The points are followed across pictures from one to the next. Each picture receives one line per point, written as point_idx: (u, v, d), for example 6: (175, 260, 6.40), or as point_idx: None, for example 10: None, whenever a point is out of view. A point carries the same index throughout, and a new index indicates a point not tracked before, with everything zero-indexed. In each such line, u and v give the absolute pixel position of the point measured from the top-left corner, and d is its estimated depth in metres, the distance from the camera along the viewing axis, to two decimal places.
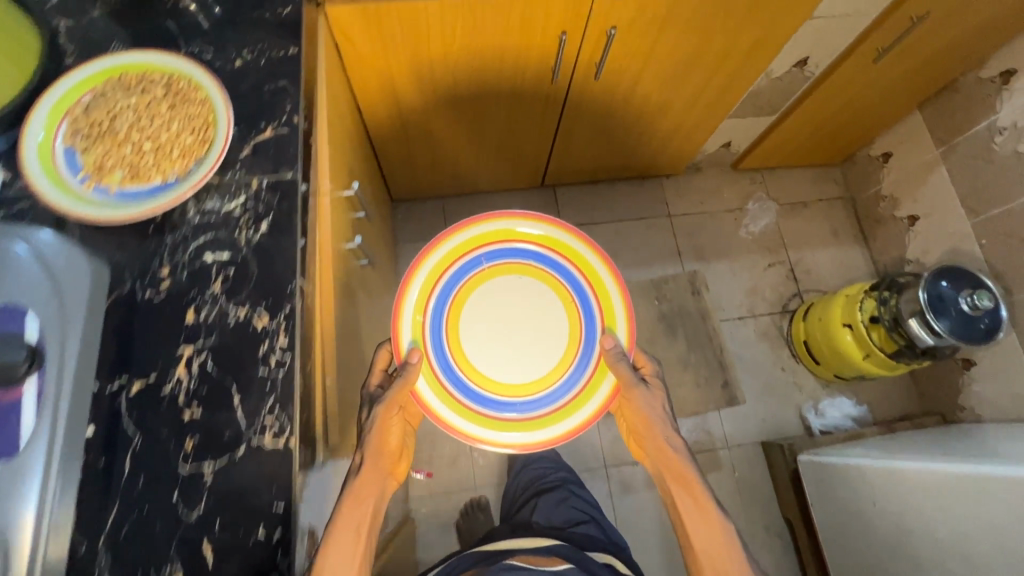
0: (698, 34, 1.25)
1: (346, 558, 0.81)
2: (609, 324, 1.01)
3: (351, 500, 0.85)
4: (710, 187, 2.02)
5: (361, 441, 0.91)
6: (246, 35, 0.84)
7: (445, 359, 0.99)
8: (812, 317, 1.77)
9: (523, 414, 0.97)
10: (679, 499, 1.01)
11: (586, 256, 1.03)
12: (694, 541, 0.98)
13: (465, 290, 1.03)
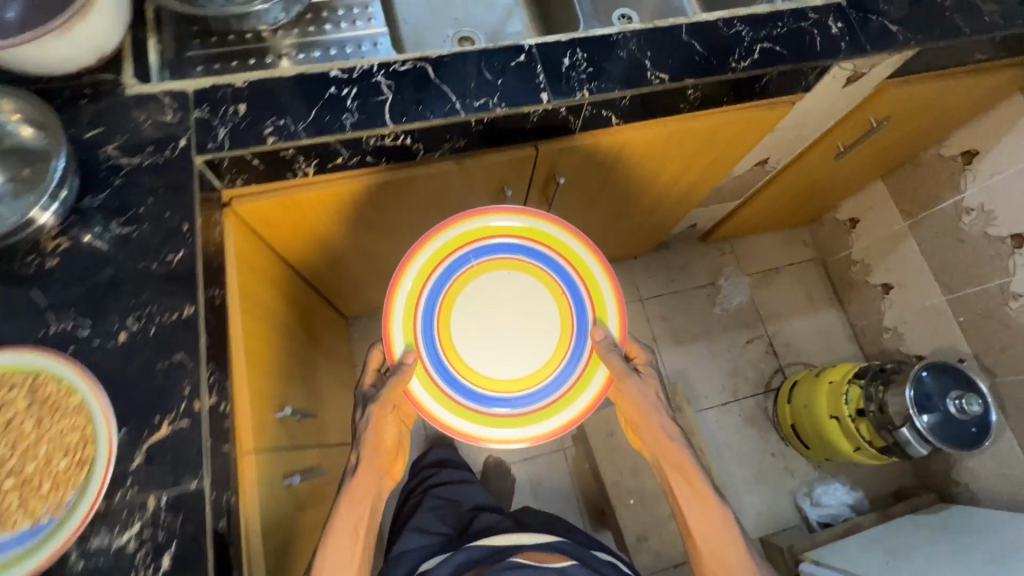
0: (652, 164, 1.17)
1: (347, 553, 0.84)
2: (600, 313, 0.94)
3: (350, 500, 0.86)
4: (680, 263, 1.94)
5: (359, 444, 0.89)
6: (129, 296, 0.70)
7: (438, 356, 0.91)
8: (796, 402, 1.70)
9: (518, 410, 0.91)
10: (679, 493, 0.94)
11: (577, 246, 0.95)
12: (697, 535, 0.93)
13: (456, 284, 0.94)
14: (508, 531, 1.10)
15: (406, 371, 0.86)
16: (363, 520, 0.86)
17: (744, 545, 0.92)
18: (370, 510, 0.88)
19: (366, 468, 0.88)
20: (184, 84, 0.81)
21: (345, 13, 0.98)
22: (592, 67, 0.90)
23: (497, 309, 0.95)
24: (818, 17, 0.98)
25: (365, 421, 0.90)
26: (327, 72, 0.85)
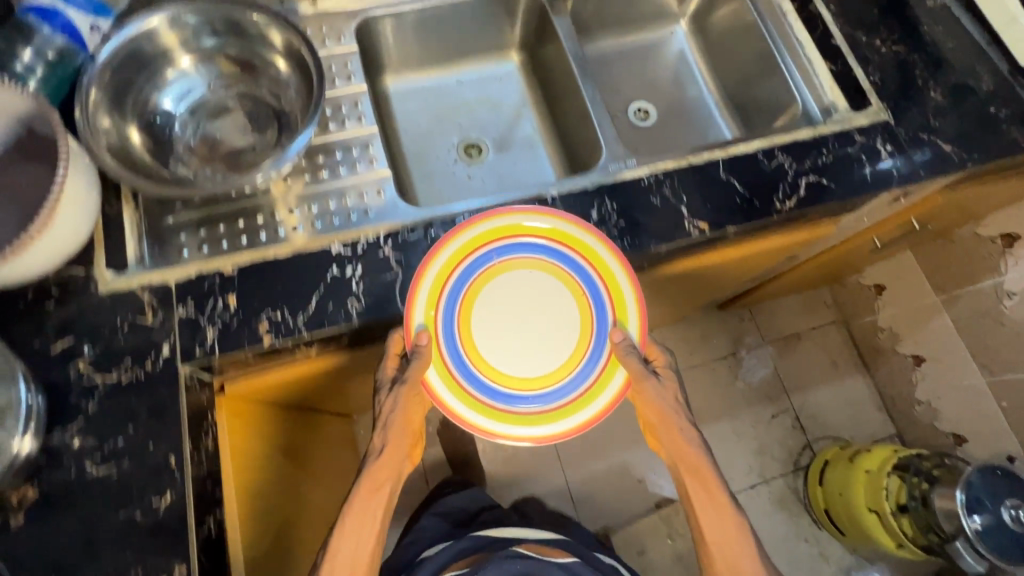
0: (680, 289, 1.05)
1: (354, 553, 0.71)
2: (617, 323, 0.77)
3: (361, 500, 0.72)
4: (698, 334, 1.85)
5: (383, 430, 0.74)
6: (109, 559, 0.61)
7: (454, 342, 0.75)
8: (829, 485, 1.62)
9: (531, 406, 0.75)
10: (702, 511, 0.79)
11: (598, 244, 0.77)
12: (718, 556, 0.78)
13: (478, 279, 0.77)
14: (507, 524, 1.07)
15: (418, 361, 0.71)
16: (372, 517, 0.72)
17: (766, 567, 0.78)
18: (386, 504, 0.74)
19: (386, 455, 0.74)
20: (165, 274, 0.71)
21: (344, 154, 0.87)
22: (622, 217, 0.82)
23: (521, 294, 0.78)
24: (865, 139, 0.89)
25: (388, 400, 0.73)
26: (329, 247, 0.76)
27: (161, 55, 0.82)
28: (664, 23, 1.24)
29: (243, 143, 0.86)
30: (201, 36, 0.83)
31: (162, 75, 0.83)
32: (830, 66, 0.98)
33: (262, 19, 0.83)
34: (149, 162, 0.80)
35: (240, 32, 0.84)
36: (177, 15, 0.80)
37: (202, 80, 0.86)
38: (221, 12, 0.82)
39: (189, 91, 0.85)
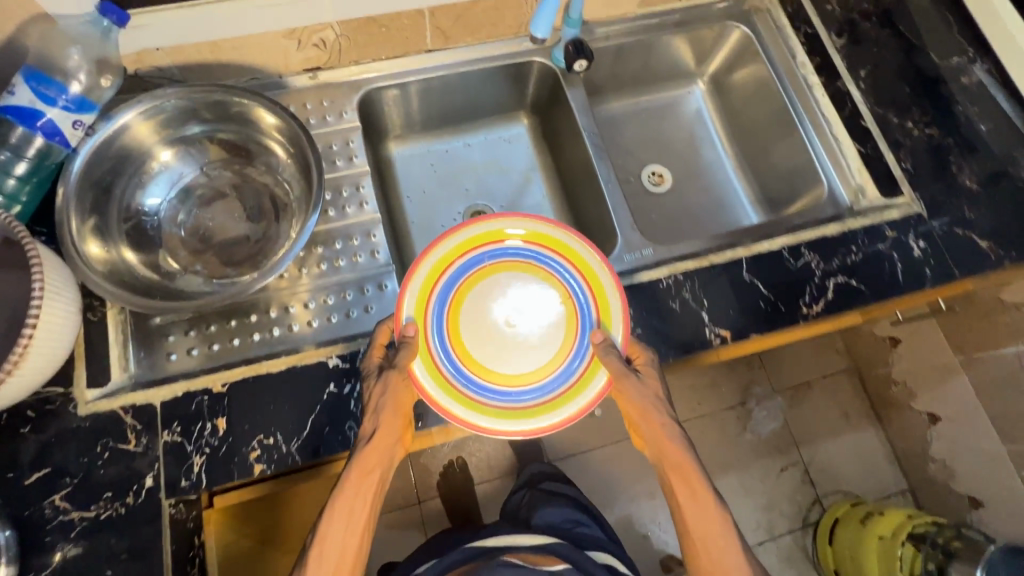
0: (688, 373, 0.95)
1: (340, 556, 0.62)
2: (602, 326, 0.72)
3: (348, 495, 0.64)
4: (706, 379, 1.71)
5: (375, 415, 0.66)
6: None
7: (440, 337, 0.71)
8: (839, 548, 1.47)
9: (518, 402, 0.70)
10: (693, 527, 0.67)
11: (585, 249, 0.74)
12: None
13: (468, 280, 0.74)
14: (496, 526, 0.95)
15: (402, 356, 0.67)
16: (360, 516, 0.63)
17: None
18: (377, 498, 0.65)
19: (375, 446, 0.65)
20: (149, 392, 0.67)
21: (345, 244, 0.82)
22: (638, 323, 0.77)
23: (512, 296, 0.75)
24: (896, 234, 0.85)
25: (378, 394, 0.66)
26: (326, 360, 0.71)
27: (139, 150, 0.77)
28: (681, 82, 1.16)
29: (235, 233, 0.81)
30: (183, 124, 0.79)
31: (149, 171, 0.79)
32: (859, 148, 0.92)
33: (251, 103, 0.78)
34: (138, 265, 0.76)
35: (230, 116, 0.80)
36: (153, 106, 0.74)
37: (190, 167, 0.81)
38: (208, 100, 0.77)
39: (177, 180, 0.81)
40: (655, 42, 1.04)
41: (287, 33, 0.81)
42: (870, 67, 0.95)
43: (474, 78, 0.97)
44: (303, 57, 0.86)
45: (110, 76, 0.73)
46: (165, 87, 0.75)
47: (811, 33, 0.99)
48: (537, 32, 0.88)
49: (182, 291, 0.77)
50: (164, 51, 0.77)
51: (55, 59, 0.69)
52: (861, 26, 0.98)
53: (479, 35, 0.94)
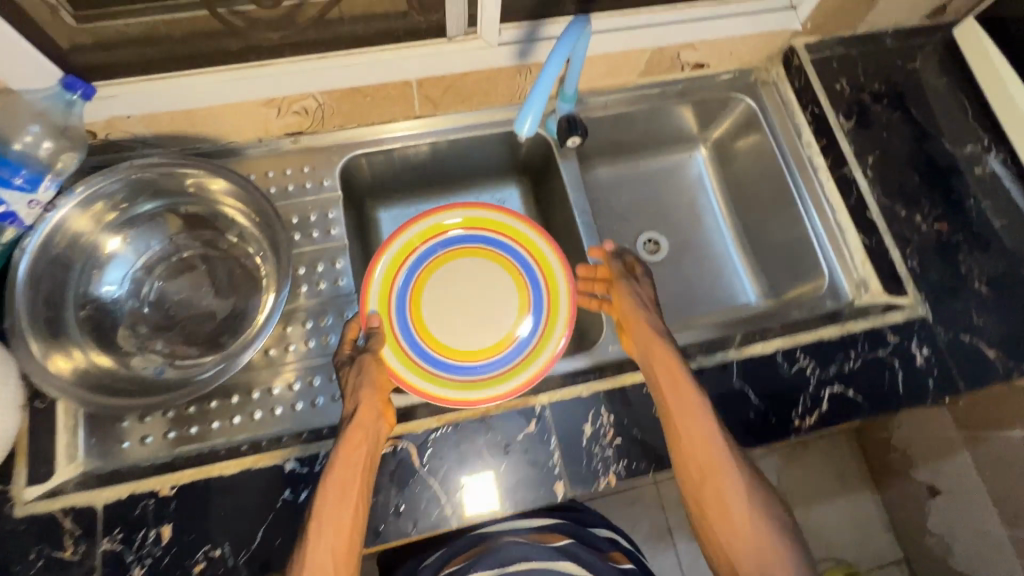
0: None
1: (337, 525, 0.59)
2: (551, 300, 0.78)
3: (341, 468, 0.61)
4: None
5: (354, 394, 0.66)
6: None
7: (403, 322, 0.76)
8: None
9: (468, 375, 0.74)
10: (686, 434, 0.66)
11: (527, 230, 0.81)
12: (708, 493, 0.63)
13: (426, 269, 0.79)
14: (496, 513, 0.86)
15: (376, 340, 0.71)
16: (354, 489, 0.61)
17: (777, 528, 0.61)
18: (369, 475, 0.64)
19: (359, 423, 0.63)
20: (93, 494, 0.65)
21: (315, 325, 0.80)
22: (619, 433, 0.71)
23: (468, 282, 0.80)
24: (898, 339, 0.80)
25: (352, 376, 0.67)
26: (282, 463, 0.67)
27: (85, 240, 0.74)
28: (682, 146, 1.12)
29: (200, 310, 0.77)
30: (134, 202, 0.76)
31: (100, 259, 0.75)
32: (862, 240, 0.88)
33: (211, 176, 0.76)
34: (91, 349, 0.71)
35: (193, 193, 0.78)
36: (92, 191, 0.72)
37: (146, 248, 0.77)
38: (165, 176, 0.75)
39: (131, 266, 0.77)
40: (658, 111, 1.00)
41: (267, 103, 0.77)
42: (878, 152, 0.91)
43: (463, 146, 0.93)
44: (284, 123, 0.83)
45: (74, 151, 0.72)
46: (125, 163, 0.73)
47: (818, 113, 0.94)
48: (522, 131, 0.82)
49: (133, 369, 0.72)
50: (136, 118, 0.73)
51: (6, 131, 0.65)
52: (871, 107, 0.93)
53: (471, 104, 0.90)
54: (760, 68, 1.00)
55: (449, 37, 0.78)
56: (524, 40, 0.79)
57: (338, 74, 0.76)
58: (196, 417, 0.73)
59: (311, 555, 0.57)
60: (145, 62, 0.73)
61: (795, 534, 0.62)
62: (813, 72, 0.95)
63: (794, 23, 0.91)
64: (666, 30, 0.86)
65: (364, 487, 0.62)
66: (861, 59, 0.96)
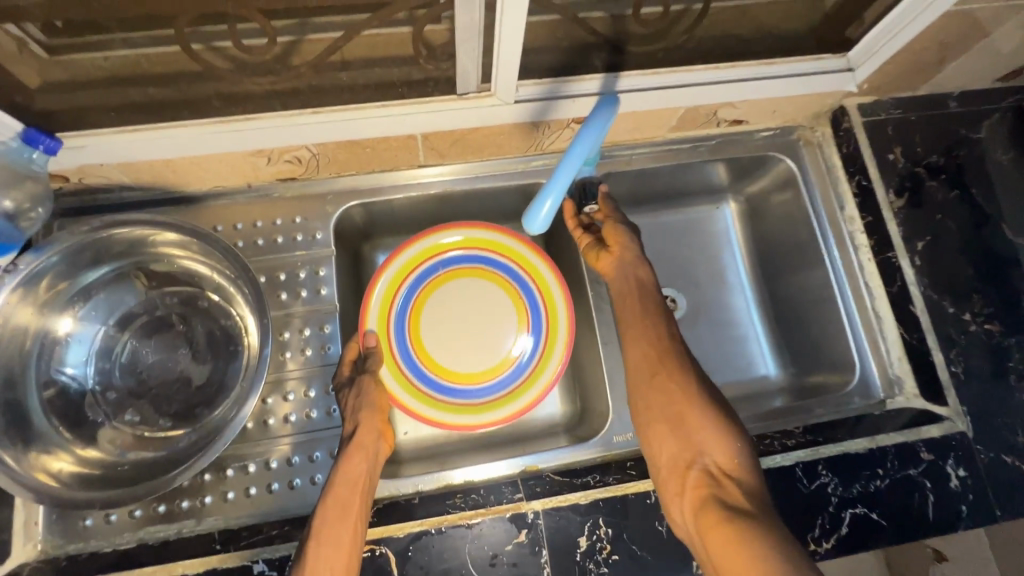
0: None
1: (336, 543, 0.57)
2: (551, 329, 0.80)
3: (342, 485, 0.61)
4: None
5: (353, 415, 0.68)
6: None
7: (400, 341, 0.78)
8: None
9: (469, 398, 0.78)
10: (640, 339, 0.69)
11: (531, 257, 0.82)
12: (658, 394, 0.65)
13: (424, 288, 0.81)
14: None
15: (373, 361, 0.73)
16: (354, 508, 0.60)
17: (726, 431, 0.62)
18: (367, 498, 0.63)
19: (359, 443, 0.65)
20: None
21: (298, 396, 0.74)
22: (616, 549, 0.66)
23: (466, 302, 0.82)
24: (933, 457, 0.73)
25: (352, 399, 0.69)
26: (250, 563, 0.63)
27: (31, 330, 0.66)
28: (708, 199, 0.99)
29: (174, 376, 0.71)
30: (79, 272, 0.69)
31: (55, 344, 0.68)
32: (902, 334, 0.81)
33: (176, 234, 0.70)
34: (52, 423, 0.66)
35: (154, 251, 0.72)
36: (34, 269, 0.64)
37: (105, 316, 0.71)
38: (120, 237, 0.69)
39: (92, 345, 0.70)
40: (686, 167, 0.91)
41: (255, 153, 0.69)
42: (929, 238, 0.82)
43: (470, 198, 0.85)
44: (275, 170, 0.75)
45: (40, 205, 0.67)
46: (75, 225, 0.67)
47: (865, 185, 0.85)
48: (534, 226, 0.66)
49: (98, 442, 0.67)
50: (112, 166, 0.67)
51: None
52: (926, 182, 0.84)
53: (481, 154, 0.81)
54: (804, 125, 0.90)
55: (459, 94, 0.69)
56: (545, 98, 0.70)
57: (333, 129, 0.68)
58: (162, 497, 0.68)
59: (310, 564, 0.56)
60: (118, 105, 0.65)
61: (749, 444, 0.62)
62: (865, 137, 0.86)
63: (850, 84, 0.80)
64: (704, 90, 0.75)
65: (362, 508, 0.61)
66: (920, 125, 0.86)
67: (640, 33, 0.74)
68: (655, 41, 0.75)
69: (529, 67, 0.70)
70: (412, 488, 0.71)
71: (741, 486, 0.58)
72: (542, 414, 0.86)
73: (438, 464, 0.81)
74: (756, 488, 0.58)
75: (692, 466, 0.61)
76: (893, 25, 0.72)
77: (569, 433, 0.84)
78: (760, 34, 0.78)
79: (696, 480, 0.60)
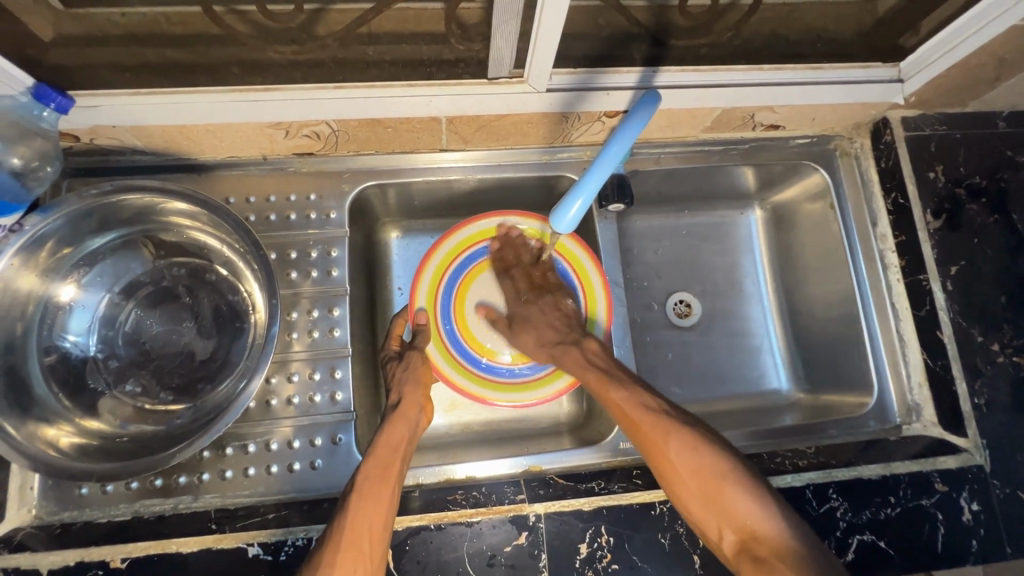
0: None
1: (374, 500, 0.60)
2: (589, 322, 0.79)
3: (383, 448, 0.65)
4: None
5: (398, 387, 0.72)
6: None
7: (447, 319, 0.78)
8: None
9: (511, 378, 0.78)
10: (630, 418, 0.66)
11: (564, 239, 0.79)
12: (670, 472, 0.62)
13: (473, 270, 0.80)
14: None
15: (422, 338, 0.75)
16: (394, 470, 0.63)
17: (742, 480, 0.60)
18: (405, 463, 0.66)
19: (401, 414, 0.69)
20: (39, 556, 0.60)
21: (302, 378, 0.72)
22: (616, 558, 0.64)
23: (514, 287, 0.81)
24: (947, 489, 0.71)
25: (399, 371, 0.73)
26: (245, 546, 0.61)
27: (33, 295, 0.65)
28: (735, 204, 0.96)
29: (178, 349, 0.69)
30: (83, 238, 0.67)
31: (55, 311, 0.66)
32: (925, 359, 0.79)
33: (184, 204, 0.68)
34: (51, 389, 0.64)
35: (162, 221, 0.70)
36: (37, 232, 0.62)
37: (108, 283, 0.69)
38: (128, 206, 0.67)
39: (95, 312, 0.68)
40: (715, 170, 0.87)
41: (272, 125, 0.67)
42: (963, 263, 0.79)
43: (490, 186, 0.82)
44: (292, 144, 0.73)
45: (49, 163, 0.66)
46: (79, 192, 0.64)
47: (901, 204, 0.81)
48: (558, 227, 0.60)
49: (98, 411, 0.66)
50: (124, 127, 0.65)
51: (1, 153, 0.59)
52: (965, 204, 0.80)
53: (504, 142, 0.78)
54: (843, 135, 0.87)
55: (489, 78, 0.65)
56: (577, 88, 0.66)
57: (355, 106, 0.66)
58: (160, 471, 0.67)
59: (350, 521, 0.58)
60: (132, 66, 0.62)
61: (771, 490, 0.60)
62: (906, 153, 0.82)
63: (896, 96, 0.77)
64: (746, 92, 0.71)
65: (401, 471, 0.64)
66: (965, 143, 0.82)
67: (683, 25, 0.70)
68: (699, 36, 0.71)
69: (565, 54, 0.66)
70: (413, 481, 0.71)
71: (774, 538, 0.56)
72: (545, 411, 0.85)
73: (440, 456, 0.79)
74: (788, 534, 0.57)
75: (730, 535, 0.59)
76: (954, 36, 0.68)
77: (573, 434, 0.83)
78: (809, 35, 0.74)
79: (736, 547, 0.58)
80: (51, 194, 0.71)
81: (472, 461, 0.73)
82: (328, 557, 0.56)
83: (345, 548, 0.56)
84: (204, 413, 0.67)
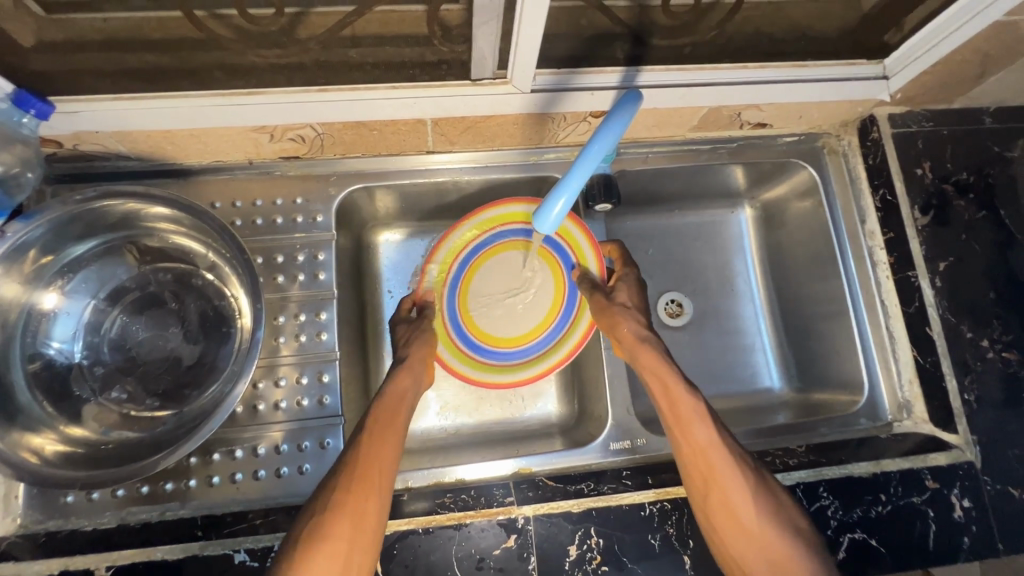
0: None
1: (383, 441, 0.60)
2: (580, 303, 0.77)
3: (390, 397, 0.64)
4: None
5: (404, 345, 0.71)
6: None
7: (450, 305, 0.76)
8: None
9: (495, 358, 0.77)
10: (709, 456, 0.60)
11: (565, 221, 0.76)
12: (738, 520, 0.58)
13: (482, 255, 0.78)
14: None
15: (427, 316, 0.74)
16: (401, 417, 0.63)
17: (796, 537, 0.57)
18: (410, 414, 0.65)
19: (408, 368, 0.68)
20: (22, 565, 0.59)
21: (289, 383, 0.72)
22: (606, 560, 0.64)
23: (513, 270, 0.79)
24: (937, 486, 0.71)
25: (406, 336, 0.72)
26: (231, 554, 0.61)
27: (15, 302, 0.64)
28: (726, 203, 0.96)
29: (164, 355, 0.69)
30: (65, 246, 0.67)
31: (39, 319, 0.66)
32: (915, 356, 0.79)
33: (167, 208, 0.67)
34: (36, 397, 0.64)
35: (144, 227, 0.70)
36: (20, 240, 0.62)
37: (93, 290, 0.69)
38: (110, 211, 0.66)
39: (80, 319, 0.68)
40: (703, 169, 0.87)
41: (256, 129, 0.67)
42: (952, 259, 0.78)
43: (478, 187, 0.82)
44: (278, 148, 0.72)
45: (30, 169, 0.66)
46: (60, 199, 0.63)
47: (889, 200, 0.81)
48: (542, 227, 0.60)
49: (83, 418, 0.66)
50: (107, 133, 0.64)
51: None
52: (953, 200, 0.80)
53: (491, 143, 0.78)
54: (831, 133, 0.87)
55: (473, 79, 0.65)
56: (555, 89, 0.66)
57: (338, 108, 0.65)
58: (146, 478, 0.67)
59: (360, 458, 0.58)
60: (114, 71, 0.62)
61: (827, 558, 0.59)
62: (894, 150, 0.82)
63: (882, 94, 0.77)
64: (730, 91, 0.72)
65: (406, 421, 0.64)
66: (952, 139, 0.82)
67: (666, 24, 0.70)
68: (682, 35, 0.70)
69: (548, 55, 0.66)
70: (403, 484, 0.71)
71: None
72: (535, 411, 0.84)
73: (429, 459, 0.79)
74: None
75: None
76: (938, 31, 0.68)
77: (564, 436, 0.82)
78: (794, 33, 0.74)
79: None
80: (35, 200, 0.71)
81: (464, 464, 0.73)
82: (337, 489, 0.56)
83: (353, 483, 0.56)
84: (189, 420, 0.66)
